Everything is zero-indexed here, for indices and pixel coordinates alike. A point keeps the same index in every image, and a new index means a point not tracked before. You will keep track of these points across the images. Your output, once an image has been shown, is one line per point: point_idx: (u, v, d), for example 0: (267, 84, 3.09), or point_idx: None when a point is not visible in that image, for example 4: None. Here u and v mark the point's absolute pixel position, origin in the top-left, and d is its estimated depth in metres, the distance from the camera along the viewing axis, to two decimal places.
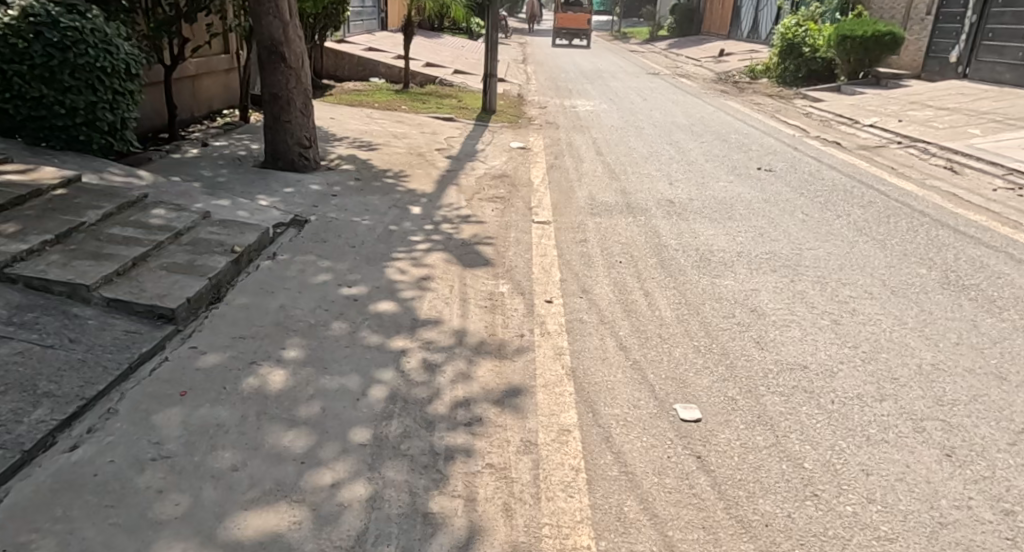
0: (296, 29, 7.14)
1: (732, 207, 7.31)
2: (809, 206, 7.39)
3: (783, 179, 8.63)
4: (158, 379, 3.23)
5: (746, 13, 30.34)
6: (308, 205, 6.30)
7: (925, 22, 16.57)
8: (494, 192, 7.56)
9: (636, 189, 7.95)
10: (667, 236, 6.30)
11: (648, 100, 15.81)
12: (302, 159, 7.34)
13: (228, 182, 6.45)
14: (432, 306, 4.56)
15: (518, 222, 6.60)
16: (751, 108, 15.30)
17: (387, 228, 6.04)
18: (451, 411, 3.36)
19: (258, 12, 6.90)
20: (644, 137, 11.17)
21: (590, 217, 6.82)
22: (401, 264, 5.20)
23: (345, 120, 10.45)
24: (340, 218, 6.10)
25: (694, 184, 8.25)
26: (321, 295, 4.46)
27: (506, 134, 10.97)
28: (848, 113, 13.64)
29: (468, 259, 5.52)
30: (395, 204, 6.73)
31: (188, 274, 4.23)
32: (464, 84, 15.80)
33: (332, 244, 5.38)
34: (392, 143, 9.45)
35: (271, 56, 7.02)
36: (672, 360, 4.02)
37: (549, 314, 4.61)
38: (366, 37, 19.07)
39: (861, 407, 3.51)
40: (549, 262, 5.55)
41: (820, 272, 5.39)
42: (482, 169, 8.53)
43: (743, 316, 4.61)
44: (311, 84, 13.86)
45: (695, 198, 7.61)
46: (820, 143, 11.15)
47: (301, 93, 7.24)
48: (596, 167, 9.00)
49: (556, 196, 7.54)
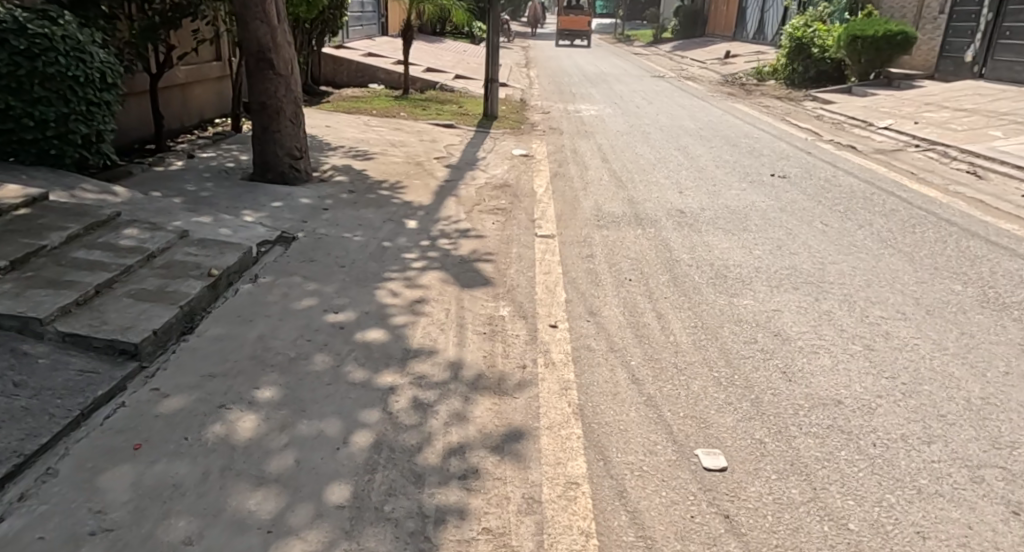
0: (285, 34, 6.79)
1: (747, 217, 6.92)
2: (829, 214, 7.00)
3: (799, 185, 8.24)
4: (111, 429, 2.85)
5: (752, 15, 29.97)
6: (296, 220, 5.94)
7: (938, 21, 16.17)
8: (495, 204, 7.18)
9: (645, 198, 7.56)
10: (680, 250, 5.91)
11: (654, 104, 15.41)
12: (293, 171, 6.98)
13: (212, 196, 6.09)
14: (425, 335, 4.17)
15: (521, 235, 6.22)
16: (760, 111, 14.91)
17: (380, 245, 5.67)
18: (444, 462, 2.97)
19: (245, 17, 6.56)
20: (651, 142, 10.79)
21: (597, 230, 6.45)
22: (394, 285, 4.82)
23: (341, 128, 10.09)
24: (330, 234, 5.74)
25: (706, 192, 7.86)
26: (304, 322, 4.08)
27: (508, 141, 10.61)
28: (861, 116, 13.22)
29: (466, 279, 5.14)
30: (390, 218, 6.36)
31: (156, 302, 3.85)
32: (465, 90, 15.46)
33: (319, 264, 5.00)
34: (389, 152, 9.08)
35: (259, 63, 6.66)
36: (690, 395, 3.63)
37: (554, 340, 4.23)
38: (366, 42, 18.76)
39: (908, 452, 3.11)
40: (553, 281, 5.17)
41: (846, 290, 5.00)
42: (483, 179, 8.16)
43: (767, 341, 4.22)
44: (308, 90, 13.53)
45: (707, 207, 7.23)
46: (834, 146, 10.74)
47: (291, 101, 6.88)
48: (603, 175, 8.62)
49: (561, 206, 7.17)
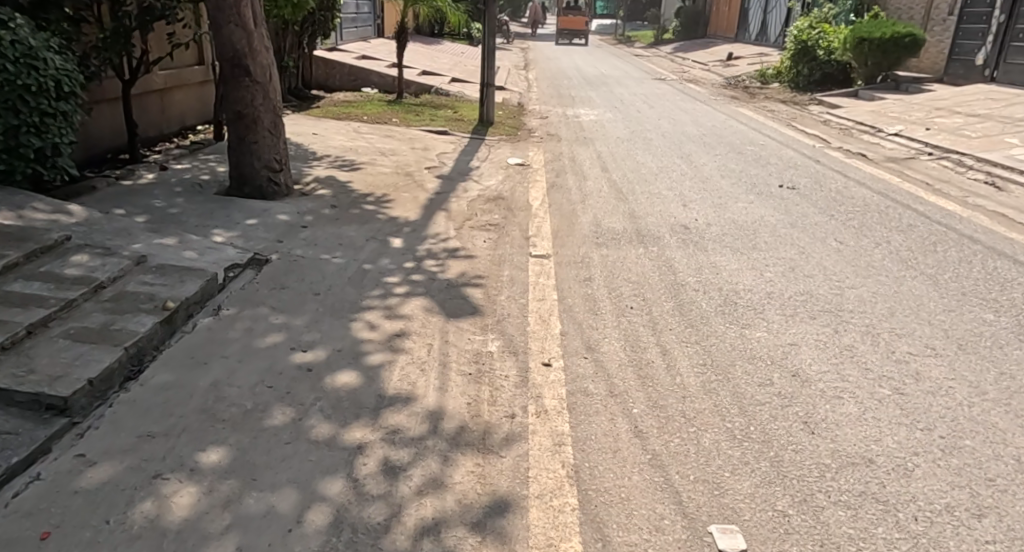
0: (262, 38, 6.37)
1: (756, 233, 6.49)
2: (843, 231, 6.56)
3: (810, 198, 7.81)
4: (19, 512, 2.45)
5: (754, 16, 29.55)
6: (271, 239, 5.51)
7: (947, 23, 15.75)
8: (487, 219, 6.76)
9: (647, 212, 7.14)
10: (685, 272, 5.48)
11: (655, 108, 14.99)
12: (271, 185, 6.54)
13: (181, 213, 5.68)
14: (404, 377, 3.73)
15: (514, 255, 5.79)
16: (765, 116, 14.49)
17: (360, 267, 5.24)
18: (414, 547, 2.54)
19: (218, 20, 6.13)
20: (653, 150, 10.36)
21: (596, 248, 6.02)
22: (372, 316, 4.39)
23: (329, 136, 9.67)
24: (307, 255, 5.31)
25: (711, 206, 7.44)
26: (267, 363, 3.64)
27: (504, 148, 10.18)
28: (870, 121, 12.78)
29: (452, 307, 4.70)
30: (374, 237, 5.93)
31: (97, 343, 3.43)
32: (461, 94, 15.05)
33: (291, 292, 4.57)
34: (378, 161, 8.65)
35: (234, 69, 6.24)
36: (701, 451, 3.19)
37: (547, 381, 3.79)
38: (361, 44, 18.38)
39: (955, 530, 2.68)
40: (548, 309, 4.73)
41: (868, 320, 4.56)
42: (476, 191, 7.73)
43: (784, 382, 3.78)
44: (298, 95, 13.12)
45: (713, 223, 6.80)
46: (843, 154, 10.32)
47: (269, 110, 6.46)
48: (602, 186, 8.19)
49: (558, 222, 6.74)
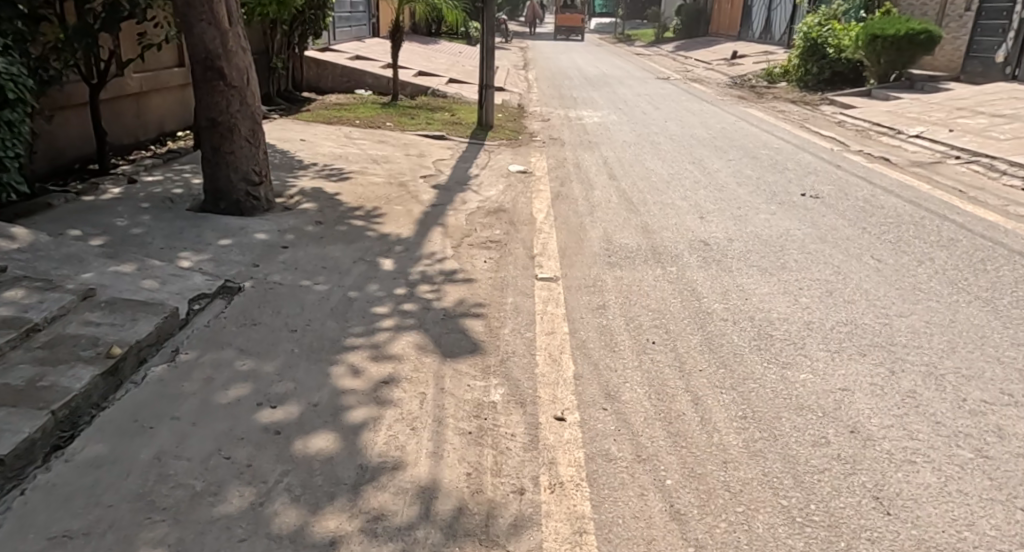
0: (239, 38, 5.78)
1: (784, 249, 5.91)
2: (879, 246, 5.98)
3: (836, 207, 7.22)
4: None
5: (758, 14, 28.99)
6: (246, 262, 4.93)
7: (964, 18, 15.20)
8: (487, 235, 6.18)
9: (661, 225, 6.55)
10: (711, 298, 4.89)
11: (661, 109, 14.40)
12: (250, 200, 5.95)
13: (145, 233, 5.10)
14: (391, 438, 3.12)
15: (518, 278, 5.21)
16: (776, 117, 13.90)
17: (345, 295, 4.65)
18: None
19: (189, 19, 5.54)
20: (662, 155, 9.78)
21: (608, 269, 5.44)
22: (356, 359, 3.79)
23: (318, 142, 9.09)
24: (285, 282, 4.72)
25: (731, 218, 6.85)
26: (227, 426, 3.03)
27: (504, 154, 9.60)
28: (888, 123, 12.20)
29: (449, 344, 4.12)
30: (361, 259, 5.35)
31: (17, 407, 2.83)
32: (459, 95, 14.46)
33: (264, 329, 3.96)
34: (370, 169, 8.07)
35: (207, 72, 5.65)
36: (755, 540, 2.59)
37: (562, 441, 3.20)
38: (355, 44, 17.77)
39: None
40: (558, 346, 4.14)
41: (927, 357, 3.98)
42: (475, 202, 7.15)
43: (843, 441, 3.19)
44: (288, 98, 12.53)
45: (736, 238, 6.22)
46: (864, 158, 9.75)
47: (247, 117, 5.86)
48: (611, 196, 7.60)
49: (566, 238, 6.16)
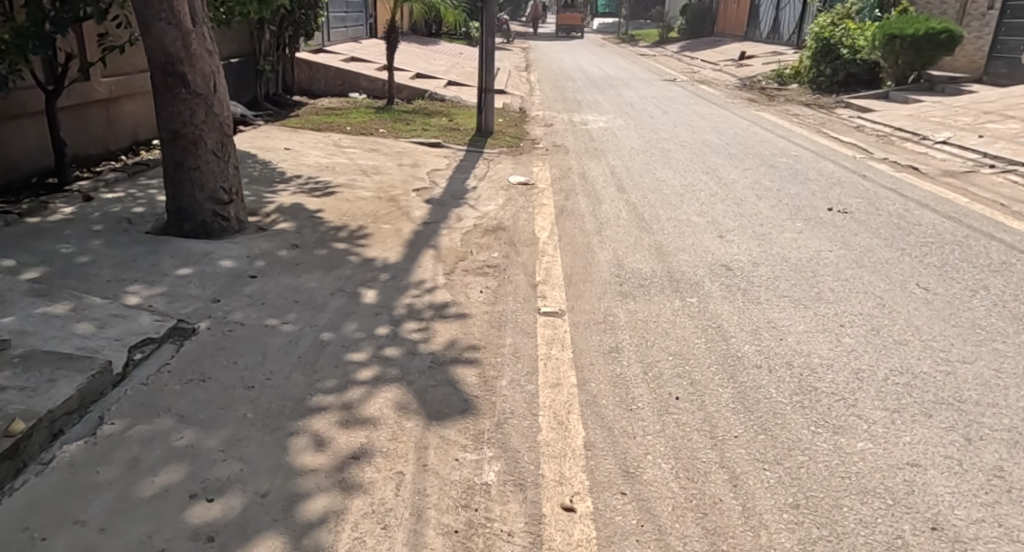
0: (204, 39, 5.15)
1: (816, 275, 5.28)
2: (923, 271, 5.34)
3: (868, 224, 6.58)
4: None
5: (765, 14, 28.42)
6: (205, 297, 4.29)
7: (986, 18, 14.61)
8: (484, 259, 5.55)
9: (677, 247, 5.93)
10: (739, 338, 4.25)
11: (669, 113, 13.75)
12: (218, 221, 5.31)
13: (92, 262, 4.47)
14: (355, 545, 2.48)
15: (518, 313, 4.59)
16: (790, 121, 13.26)
17: (318, 337, 4.01)
18: None
19: (146, 18, 4.91)
20: (674, 164, 9.15)
21: (620, 301, 4.81)
22: (322, 425, 3.14)
23: (304, 151, 8.46)
24: (247, 321, 4.07)
25: (754, 237, 6.20)
26: (145, 531, 2.39)
27: (505, 164, 8.97)
28: (910, 127, 11.58)
29: (436, 401, 3.47)
30: (340, 290, 4.71)
31: None
32: (457, 99, 13.83)
33: (214, 387, 3.31)
34: (357, 182, 7.44)
35: (167, 78, 5.02)
36: None
37: (573, 543, 2.56)
38: (350, 45, 17.15)
39: None
40: (565, 404, 3.50)
41: (1006, 418, 3.35)
42: (471, 220, 6.52)
43: (924, 543, 2.56)
44: (277, 102, 11.90)
45: (761, 261, 5.58)
46: (889, 167, 9.12)
47: (214, 128, 5.23)
48: (620, 212, 6.97)
49: (571, 264, 5.53)
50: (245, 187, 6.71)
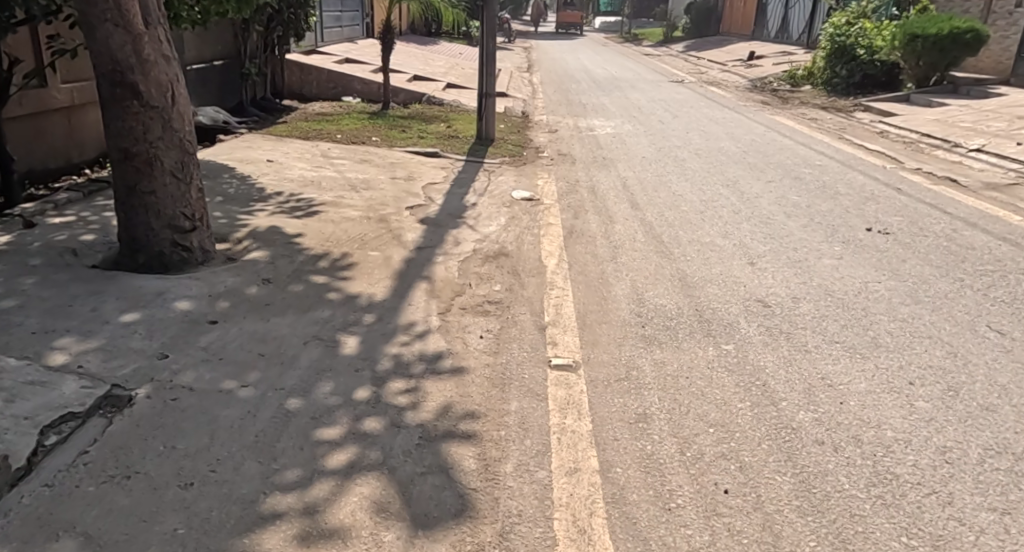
0: (161, 43, 4.41)
1: (868, 313, 4.59)
2: (991, 307, 4.65)
3: (915, 247, 5.87)
4: None
5: (772, 13, 27.75)
6: (150, 352, 3.58)
7: (1014, 17, 13.93)
8: (485, 296, 4.85)
9: (703, 278, 5.24)
10: (791, 401, 3.53)
11: (679, 117, 13.02)
12: (178, 252, 4.60)
13: (18, 309, 3.79)
14: None
15: (524, 368, 3.88)
16: (808, 126, 12.55)
17: (283, 403, 3.30)
18: None
19: (89, 18, 4.18)
20: (691, 175, 8.45)
21: (643, 349, 4.12)
22: (274, 544, 2.45)
23: (288, 163, 7.77)
24: (198, 385, 3.35)
25: (790, 266, 5.51)
26: None
27: (507, 176, 8.27)
28: (939, 133, 10.88)
29: (425, 497, 2.77)
30: (315, 338, 3.99)
31: None
32: (457, 102, 13.13)
33: (140, 488, 2.63)
34: (345, 199, 6.74)
35: (115, 88, 4.30)
36: None
37: None
38: (345, 46, 16.47)
39: None
40: (586, 501, 2.80)
41: None
42: (470, 245, 5.82)
43: None
44: (264, 107, 11.21)
45: (802, 296, 4.89)
46: (925, 178, 8.43)
47: (172, 146, 4.50)
48: (635, 234, 6.26)
49: (585, 301, 4.83)
50: (217, 206, 6.02)
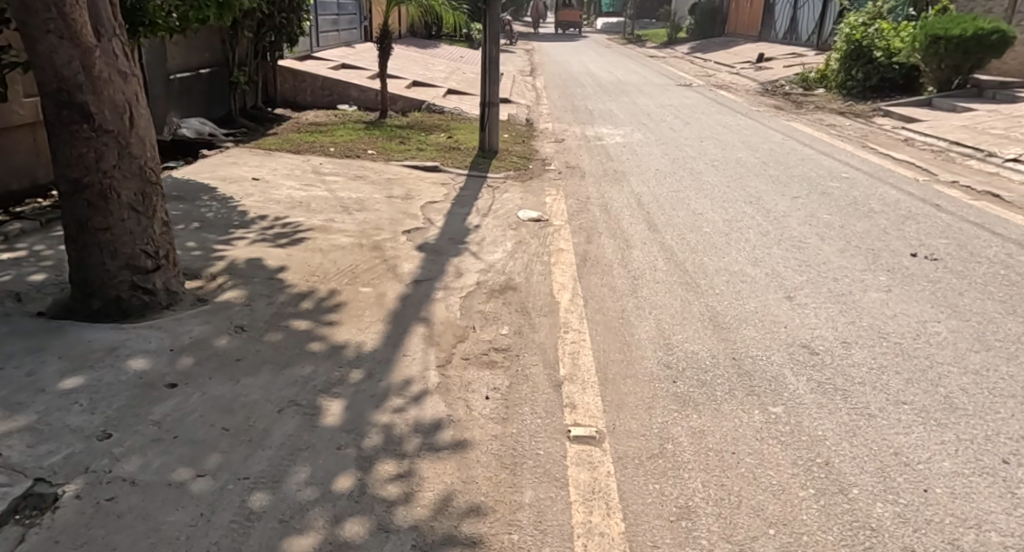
0: (115, 57, 3.76)
1: (932, 364, 3.98)
2: None
3: (970, 278, 5.28)
4: None
5: (781, 13, 27.14)
6: (89, 429, 2.95)
7: None
8: (491, 343, 4.25)
9: (737, 318, 4.64)
10: (864, 488, 2.92)
11: (691, 124, 12.40)
12: (138, 296, 3.97)
13: None
14: None
15: (540, 440, 3.27)
16: (827, 133, 11.95)
17: (245, 501, 2.67)
18: None
19: (28, 28, 3.52)
20: (709, 190, 7.85)
21: (677, 414, 3.51)
22: None
23: (275, 181, 7.17)
24: (143, 475, 2.72)
25: (832, 301, 4.91)
26: None
27: (513, 193, 7.68)
28: (970, 141, 10.29)
29: None
30: (293, 404, 3.36)
31: None
32: (457, 109, 12.54)
33: None
34: (335, 222, 6.15)
35: (62, 110, 3.65)
36: None
37: None
38: (342, 51, 15.88)
39: None
40: None
41: None
42: (473, 278, 5.23)
43: None
44: (255, 117, 10.61)
45: (853, 341, 4.29)
46: (963, 192, 7.83)
47: (132, 175, 3.87)
48: (656, 262, 5.66)
49: (605, 349, 4.21)
50: (192, 234, 5.43)
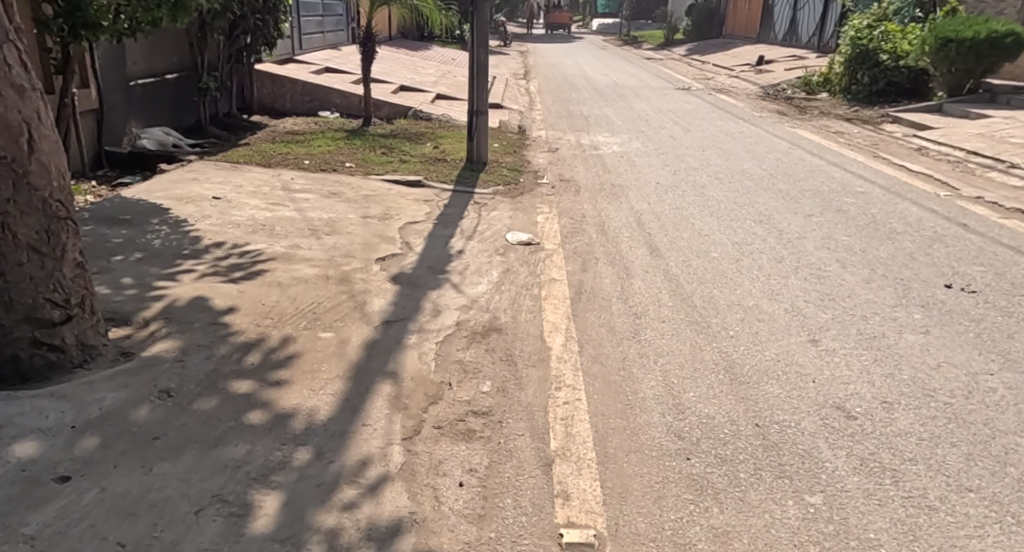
0: (6, 68, 3.09)
1: (994, 433, 3.34)
2: None
3: (1016, 316, 4.65)
4: None
5: (780, 14, 26.53)
6: None
7: None
8: (470, 404, 3.59)
9: (757, 368, 3.99)
10: None
11: (691, 132, 11.76)
12: (41, 354, 3.30)
13: None
14: None
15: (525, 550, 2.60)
16: (835, 140, 11.33)
17: None
18: None
19: None
20: (715, 207, 7.21)
21: (694, 507, 2.85)
22: None
23: (237, 199, 6.51)
24: None
25: (864, 346, 4.27)
26: None
27: (502, 211, 7.02)
28: (988, 151, 9.69)
29: None
30: (215, 502, 2.69)
31: None
32: (446, 116, 11.89)
33: None
34: (300, 248, 5.49)
35: None
36: None
37: None
38: (327, 54, 15.22)
39: None
40: None
41: None
42: (452, 317, 4.56)
43: None
44: (227, 125, 9.95)
45: (895, 400, 3.65)
46: (990, 209, 7.22)
47: (31, 210, 3.20)
48: (661, 296, 5.01)
49: (605, 412, 3.55)
50: (131, 267, 4.76)
